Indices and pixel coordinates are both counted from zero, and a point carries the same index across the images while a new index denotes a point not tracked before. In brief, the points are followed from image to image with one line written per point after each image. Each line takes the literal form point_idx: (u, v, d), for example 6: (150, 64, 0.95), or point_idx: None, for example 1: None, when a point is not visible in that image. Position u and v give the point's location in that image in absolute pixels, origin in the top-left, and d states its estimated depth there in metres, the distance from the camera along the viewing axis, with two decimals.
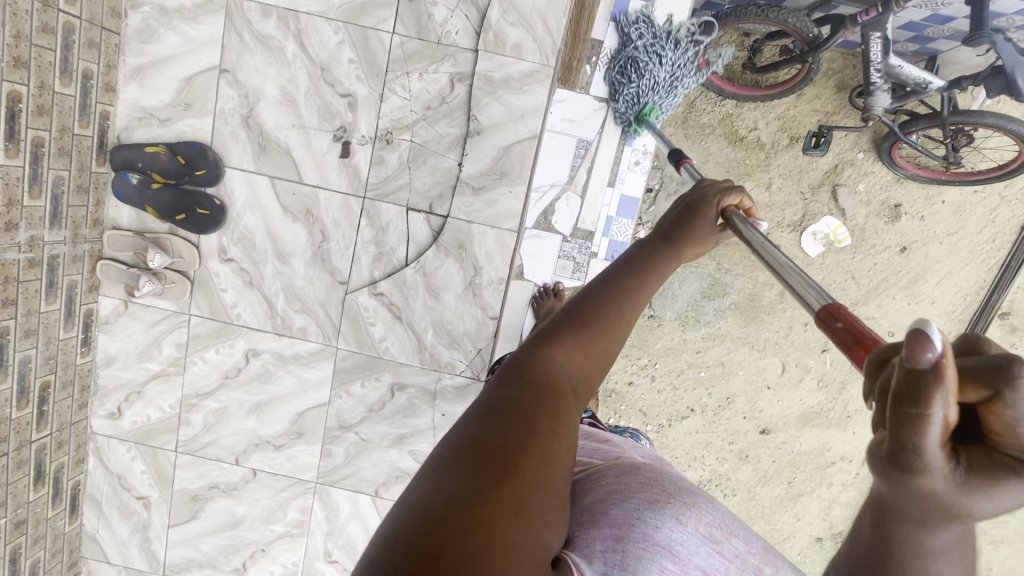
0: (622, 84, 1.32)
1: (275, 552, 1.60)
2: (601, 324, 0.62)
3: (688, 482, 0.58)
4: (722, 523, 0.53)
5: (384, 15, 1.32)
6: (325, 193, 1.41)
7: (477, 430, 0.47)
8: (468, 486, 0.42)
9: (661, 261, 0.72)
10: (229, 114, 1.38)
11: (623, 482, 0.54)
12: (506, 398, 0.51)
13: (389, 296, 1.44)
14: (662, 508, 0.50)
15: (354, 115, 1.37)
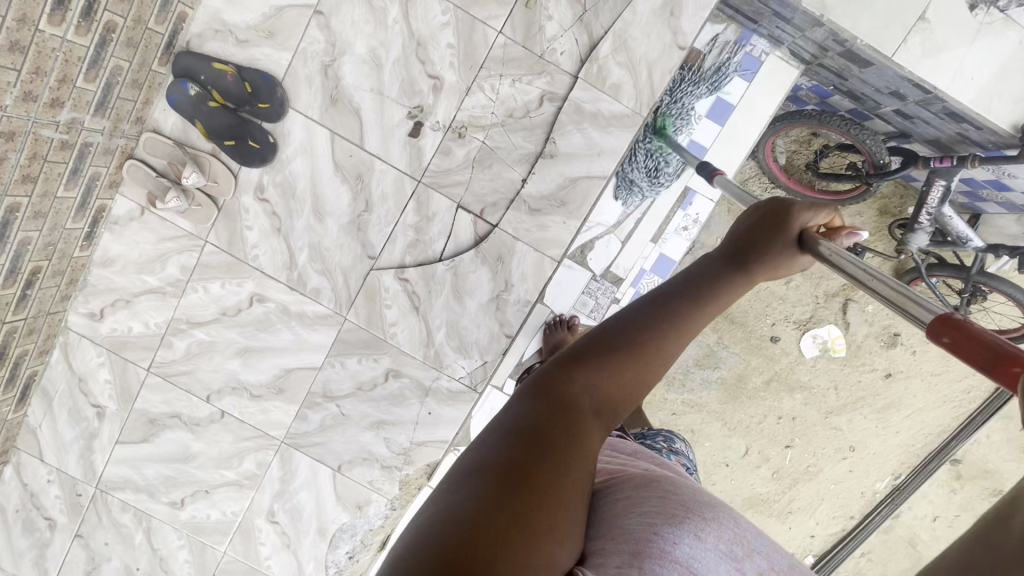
0: (655, 185, 1.40)
1: (217, 497, 1.57)
2: (639, 347, 0.58)
3: (709, 495, 0.53)
4: (743, 540, 0.48)
5: (497, 12, 1.30)
6: (382, 164, 1.37)
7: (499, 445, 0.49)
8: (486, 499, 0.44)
9: (729, 285, 0.63)
10: (311, 57, 1.33)
11: (640, 496, 0.50)
12: (531, 415, 0.52)
13: (413, 286, 1.42)
14: (679, 523, 0.46)
15: (434, 98, 1.34)
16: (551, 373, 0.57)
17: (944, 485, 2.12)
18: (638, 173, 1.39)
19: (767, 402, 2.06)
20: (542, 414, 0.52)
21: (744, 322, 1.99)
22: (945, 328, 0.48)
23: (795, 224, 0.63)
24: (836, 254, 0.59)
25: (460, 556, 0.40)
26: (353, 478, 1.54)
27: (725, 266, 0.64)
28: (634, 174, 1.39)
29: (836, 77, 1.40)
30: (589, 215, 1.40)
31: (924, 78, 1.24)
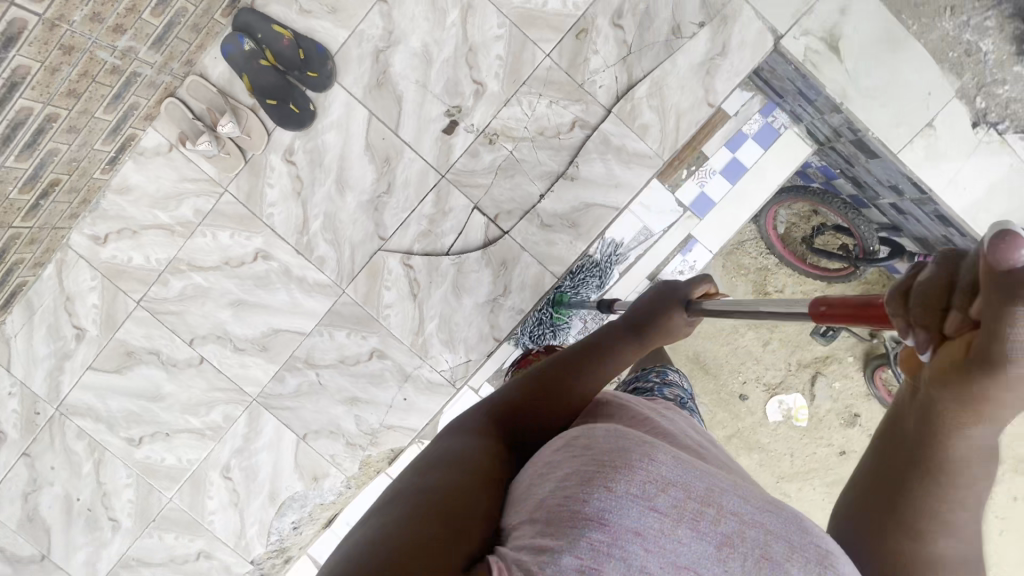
0: (553, 339, 1.49)
1: (177, 443, 1.56)
2: (549, 385, 0.67)
3: (634, 435, 0.53)
4: (658, 478, 0.48)
5: (549, 37, 1.38)
6: (411, 153, 1.43)
7: (421, 476, 0.54)
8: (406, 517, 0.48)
9: (626, 348, 0.74)
10: (366, 39, 1.39)
11: (557, 461, 0.52)
12: (457, 453, 0.57)
13: (416, 275, 1.47)
14: (587, 482, 0.47)
15: (474, 102, 1.41)
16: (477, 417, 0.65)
17: None
18: (536, 335, 1.48)
19: None
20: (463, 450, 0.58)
21: (718, 376, 2.06)
22: (823, 303, 0.62)
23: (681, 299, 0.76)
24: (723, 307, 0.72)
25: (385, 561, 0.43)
26: (316, 449, 1.55)
27: (625, 332, 0.74)
28: (532, 332, 1.49)
29: (844, 161, 1.50)
30: (602, 237, 1.47)
31: (923, 179, 1.35)
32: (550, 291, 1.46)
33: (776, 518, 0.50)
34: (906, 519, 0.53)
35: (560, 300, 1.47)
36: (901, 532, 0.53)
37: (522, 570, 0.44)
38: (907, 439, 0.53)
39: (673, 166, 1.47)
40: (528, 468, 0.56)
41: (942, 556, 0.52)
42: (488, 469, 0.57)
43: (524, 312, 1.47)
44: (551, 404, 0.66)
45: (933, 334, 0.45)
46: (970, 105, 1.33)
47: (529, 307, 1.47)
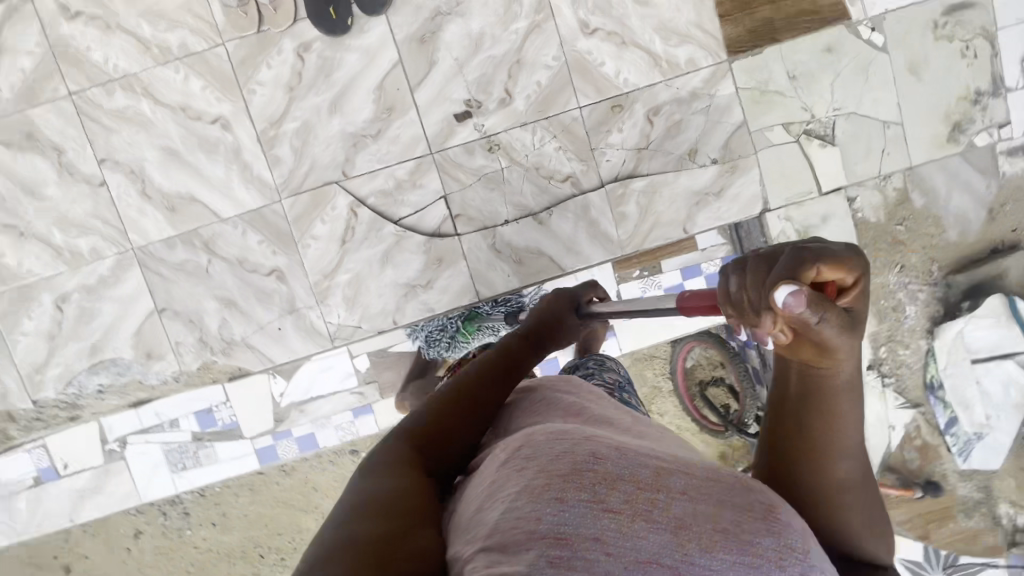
0: (446, 349, 1.49)
1: (28, 247, 1.42)
2: (463, 397, 0.75)
3: (577, 434, 0.56)
4: (604, 479, 0.50)
5: (589, 94, 1.42)
6: (415, 116, 1.41)
7: (351, 524, 0.53)
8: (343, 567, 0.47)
9: (530, 353, 0.90)
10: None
11: (503, 478, 0.53)
12: (382, 495, 0.57)
13: (356, 224, 1.44)
14: (535, 498, 0.48)
15: (495, 108, 1.42)
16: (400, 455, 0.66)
17: None
18: (437, 329, 1.48)
19: None
20: (390, 490, 0.58)
21: None
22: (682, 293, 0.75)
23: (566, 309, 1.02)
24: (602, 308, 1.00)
25: None
26: (166, 328, 1.46)
27: (525, 335, 0.93)
28: (432, 333, 1.49)
29: None
30: (538, 284, 1.47)
31: None
32: (468, 309, 1.47)
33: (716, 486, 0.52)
34: (813, 454, 0.60)
35: (473, 317, 1.47)
36: (809, 479, 0.60)
37: None
38: (796, 403, 0.61)
39: (635, 261, 1.52)
40: (476, 485, 0.57)
41: (845, 472, 0.60)
42: (409, 501, 0.57)
43: (437, 313, 1.47)
44: (470, 430, 0.71)
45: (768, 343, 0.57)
46: (873, 350, 1.49)
47: (444, 312, 1.47)
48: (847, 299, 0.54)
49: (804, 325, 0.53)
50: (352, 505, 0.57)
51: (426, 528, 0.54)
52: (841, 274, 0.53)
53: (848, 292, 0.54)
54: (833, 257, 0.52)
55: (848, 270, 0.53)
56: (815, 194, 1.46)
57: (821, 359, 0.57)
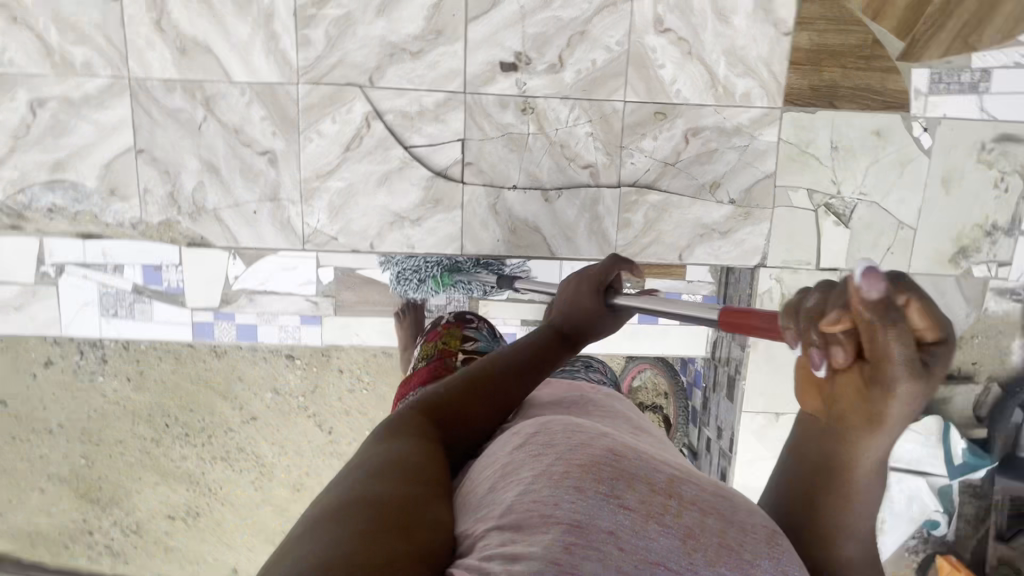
0: (414, 289, 1.47)
1: (19, 36, 1.32)
2: (479, 374, 0.72)
3: (593, 432, 0.59)
4: (618, 475, 0.53)
5: (638, 90, 1.38)
6: (460, 48, 1.34)
7: (359, 485, 0.51)
8: (353, 528, 0.46)
9: (559, 354, 0.81)
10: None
11: (518, 462, 0.56)
12: (390, 459, 0.56)
13: (365, 136, 1.38)
14: (557, 485, 0.51)
15: (543, 70, 1.36)
16: (409, 418, 0.65)
17: None
18: (413, 271, 1.45)
19: None
20: (399, 455, 0.57)
21: None
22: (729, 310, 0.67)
23: (597, 297, 0.85)
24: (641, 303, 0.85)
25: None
26: (140, 170, 1.40)
27: (555, 337, 0.82)
28: (406, 269, 1.46)
29: (723, 386, 1.65)
30: (524, 259, 1.45)
31: (739, 443, 1.62)
32: (449, 259, 1.44)
33: (719, 501, 0.56)
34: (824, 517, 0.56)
35: (451, 271, 1.44)
36: (817, 546, 0.56)
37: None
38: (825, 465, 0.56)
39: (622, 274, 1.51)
40: (488, 464, 0.60)
41: (850, 559, 0.55)
42: (425, 469, 0.57)
43: (417, 253, 1.43)
44: (481, 408, 0.69)
45: (824, 363, 0.48)
46: None
47: (425, 253, 1.43)
48: (929, 345, 0.44)
49: (868, 343, 0.44)
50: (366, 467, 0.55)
51: (436, 497, 0.55)
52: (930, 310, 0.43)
53: (933, 338, 0.44)
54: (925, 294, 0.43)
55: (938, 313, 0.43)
56: (810, 266, 1.48)
57: (868, 404, 0.48)
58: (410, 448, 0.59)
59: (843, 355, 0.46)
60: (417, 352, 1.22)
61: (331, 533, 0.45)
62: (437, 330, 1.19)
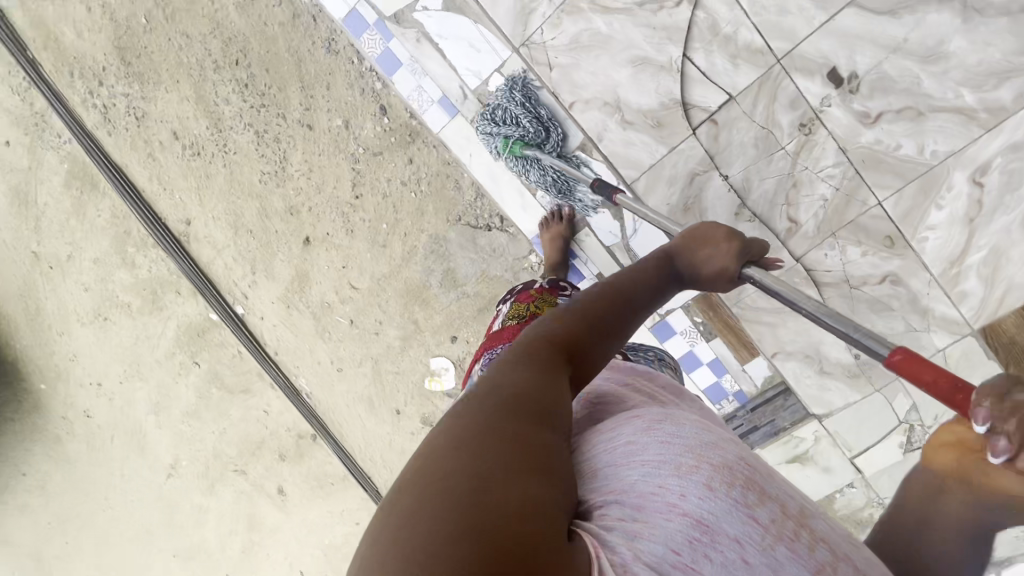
0: (505, 127, 1.30)
1: None
2: (608, 322, 0.87)
3: (722, 446, 0.72)
4: (742, 486, 0.66)
5: (898, 206, 1.24)
6: (818, 20, 1.14)
7: (502, 418, 0.64)
8: (500, 460, 0.59)
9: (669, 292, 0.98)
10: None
11: (646, 448, 0.70)
12: (523, 393, 0.69)
13: (665, 10, 1.19)
14: (686, 479, 0.65)
15: (855, 110, 1.19)
16: (542, 355, 0.78)
17: (292, 425, 2.48)
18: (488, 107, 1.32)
19: (395, 316, 2.20)
20: (529, 389, 0.70)
21: (475, 321, 2.14)
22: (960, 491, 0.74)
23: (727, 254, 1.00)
24: (762, 273, 1.00)
25: (500, 511, 0.54)
26: None
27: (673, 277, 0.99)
28: (515, 105, 1.30)
29: None
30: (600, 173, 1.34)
31: None
32: (552, 126, 1.31)
33: (831, 537, 0.69)
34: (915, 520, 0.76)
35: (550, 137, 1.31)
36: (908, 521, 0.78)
37: (618, 542, 0.60)
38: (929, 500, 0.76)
39: (703, 313, 1.49)
40: (615, 439, 0.75)
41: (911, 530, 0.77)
42: (552, 410, 0.69)
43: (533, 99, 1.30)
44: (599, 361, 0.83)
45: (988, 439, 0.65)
46: None
47: (540, 104, 1.31)
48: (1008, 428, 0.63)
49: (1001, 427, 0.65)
50: (497, 401, 0.67)
51: (562, 442, 0.68)
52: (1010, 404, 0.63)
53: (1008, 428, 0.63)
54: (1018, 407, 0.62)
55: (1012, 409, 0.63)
56: (844, 453, 1.49)
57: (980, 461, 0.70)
58: (540, 383, 0.72)
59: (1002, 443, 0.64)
60: (503, 311, 1.32)
61: (488, 461, 0.58)
62: (531, 294, 1.29)
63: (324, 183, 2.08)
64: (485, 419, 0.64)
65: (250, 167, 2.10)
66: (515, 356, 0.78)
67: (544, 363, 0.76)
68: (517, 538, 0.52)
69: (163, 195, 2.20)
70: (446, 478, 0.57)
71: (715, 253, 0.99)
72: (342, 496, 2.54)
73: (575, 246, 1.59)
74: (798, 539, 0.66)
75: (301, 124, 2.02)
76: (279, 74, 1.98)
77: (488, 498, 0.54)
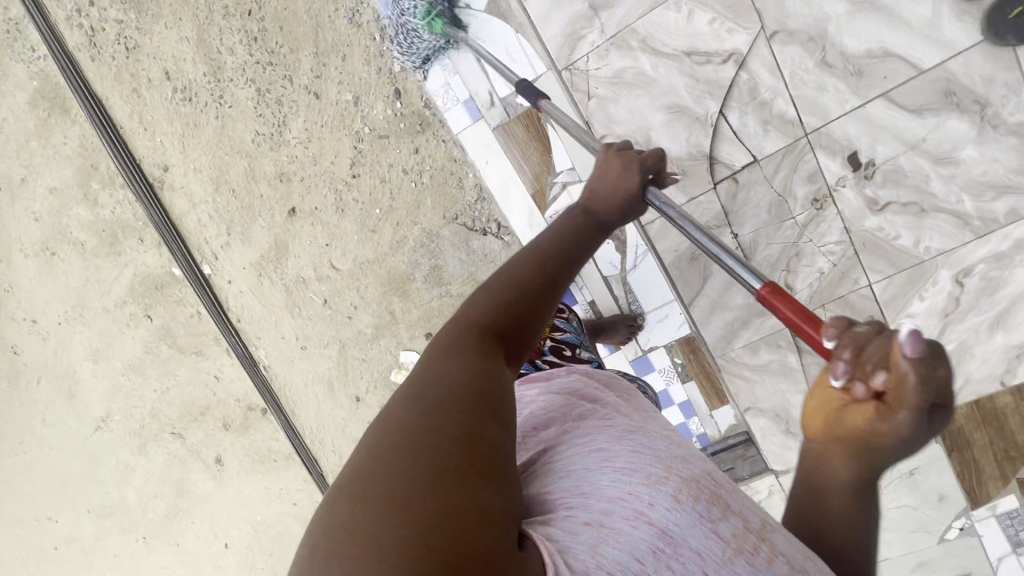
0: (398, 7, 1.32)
1: None
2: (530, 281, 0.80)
3: (695, 460, 0.67)
4: (714, 501, 0.61)
5: (886, 291, 1.30)
6: (849, 104, 1.19)
7: (443, 422, 0.58)
8: (439, 467, 0.54)
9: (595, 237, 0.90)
10: (1015, 89, 1.12)
11: (618, 455, 0.65)
12: (461, 386, 0.63)
13: (709, 65, 1.23)
14: (654, 489, 0.60)
15: (866, 195, 1.24)
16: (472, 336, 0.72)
17: (242, 397, 2.36)
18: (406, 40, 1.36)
19: (371, 302, 2.12)
20: (466, 382, 0.64)
21: None
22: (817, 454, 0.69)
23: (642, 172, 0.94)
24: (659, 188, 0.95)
25: (441, 527, 0.49)
26: None
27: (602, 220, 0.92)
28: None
29: None
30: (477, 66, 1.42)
31: None
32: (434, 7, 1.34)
33: (804, 549, 0.63)
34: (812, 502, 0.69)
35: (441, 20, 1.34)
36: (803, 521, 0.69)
37: (573, 550, 0.55)
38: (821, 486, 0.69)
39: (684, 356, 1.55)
40: (582, 446, 0.69)
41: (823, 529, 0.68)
42: (487, 400, 0.63)
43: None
44: (522, 331, 0.77)
45: (842, 383, 0.65)
46: None
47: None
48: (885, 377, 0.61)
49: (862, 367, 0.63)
50: (430, 400, 0.61)
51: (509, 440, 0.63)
52: (841, 323, 0.66)
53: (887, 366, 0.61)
54: (871, 332, 0.63)
55: (861, 333, 0.64)
56: None
57: (866, 424, 0.63)
58: (470, 369, 0.66)
59: (860, 391, 0.63)
60: None
61: (429, 471, 0.53)
62: None
63: (319, 155, 1.99)
64: (426, 417, 0.59)
65: (245, 123, 2.00)
66: (438, 343, 0.72)
67: (479, 351, 0.69)
68: (456, 549, 0.48)
69: (142, 134, 2.06)
70: (382, 487, 0.53)
71: (626, 181, 0.93)
72: (283, 475, 2.43)
73: None
74: (769, 551, 0.60)
75: (307, 91, 1.93)
76: (293, 35, 1.89)
77: (430, 505, 0.51)
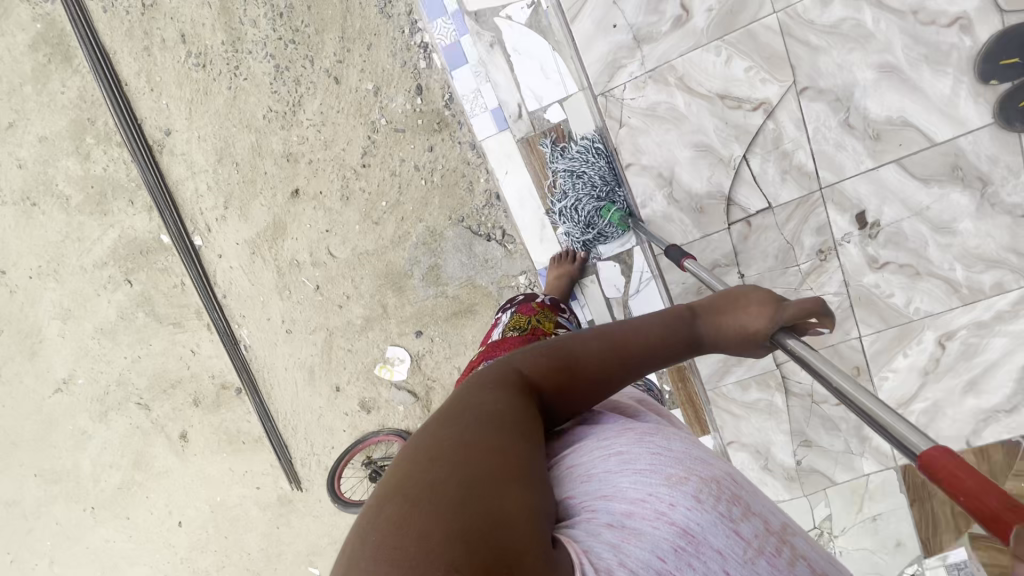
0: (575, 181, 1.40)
1: None
2: (593, 369, 0.74)
3: (714, 466, 0.65)
4: (735, 506, 0.59)
5: (875, 345, 1.37)
6: (865, 166, 1.25)
7: (478, 432, 0.60)
8: (480, 469, 0.54)
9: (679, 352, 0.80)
10: (1014, 173, 1.20)
11: (638, 456, 0.63)
12: (497, 407, 0.64)
13: (739, 111, 1.27)
14: (676, 491, 0.58)
15: (869, 252, 1.30)
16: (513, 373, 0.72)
17: (216, 376, 2.29)
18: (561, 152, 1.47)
19: (364, 293, 2.09)
20: (504, 406, 0.65)
21: (445, 324, 2.06)
22: None
23: (771, 318, 0.77)
24: (791, 343, 0.77)
25: (483, 520, 0.49)
26: None
27: (694, 336, 0.80)
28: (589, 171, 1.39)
29: None
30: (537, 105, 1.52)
31: None
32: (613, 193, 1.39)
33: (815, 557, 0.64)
34: None
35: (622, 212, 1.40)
36: None
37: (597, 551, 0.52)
38: None
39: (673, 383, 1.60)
40: (601, 451, 0.67)
41: None
42: (524, 420, 0.64)
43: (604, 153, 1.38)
44: (573, 397, 0.74)
45: None
46: None
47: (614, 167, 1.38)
48: None
49: None
50: (468, 418, 0.62)
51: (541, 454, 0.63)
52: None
53: None
54: None
55: None
56: None
57: None
58: (508, 396, 0.67)
59: None
60: (503, 320, 1.31)
61: (471, 470, 0.54)
62: (532, 307, 1.29)
63: (331, 141, 1.96)
64: (465, 434, 0.59)
65: (258, 98, 1.95)
66: (477, 378, 0.73)
67: (518, 388, 0.70)
68: (497, 541, 0.47)
69: (147, 95, 2.00)
70: (424, 486, 0.52)
71: (741, 318, 0.79)
72: (249, 458, 2.36)
73: (578, 289, 1.67)
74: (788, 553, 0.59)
75: (327, 75, 1.91)
76: (321, 16, 1.88)
77: (469, 505, 0.50)
